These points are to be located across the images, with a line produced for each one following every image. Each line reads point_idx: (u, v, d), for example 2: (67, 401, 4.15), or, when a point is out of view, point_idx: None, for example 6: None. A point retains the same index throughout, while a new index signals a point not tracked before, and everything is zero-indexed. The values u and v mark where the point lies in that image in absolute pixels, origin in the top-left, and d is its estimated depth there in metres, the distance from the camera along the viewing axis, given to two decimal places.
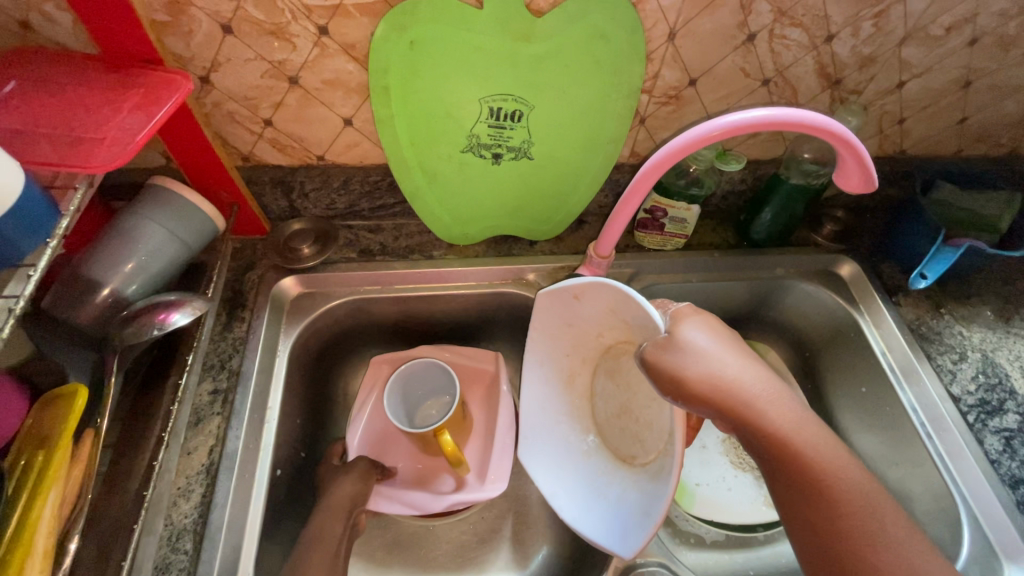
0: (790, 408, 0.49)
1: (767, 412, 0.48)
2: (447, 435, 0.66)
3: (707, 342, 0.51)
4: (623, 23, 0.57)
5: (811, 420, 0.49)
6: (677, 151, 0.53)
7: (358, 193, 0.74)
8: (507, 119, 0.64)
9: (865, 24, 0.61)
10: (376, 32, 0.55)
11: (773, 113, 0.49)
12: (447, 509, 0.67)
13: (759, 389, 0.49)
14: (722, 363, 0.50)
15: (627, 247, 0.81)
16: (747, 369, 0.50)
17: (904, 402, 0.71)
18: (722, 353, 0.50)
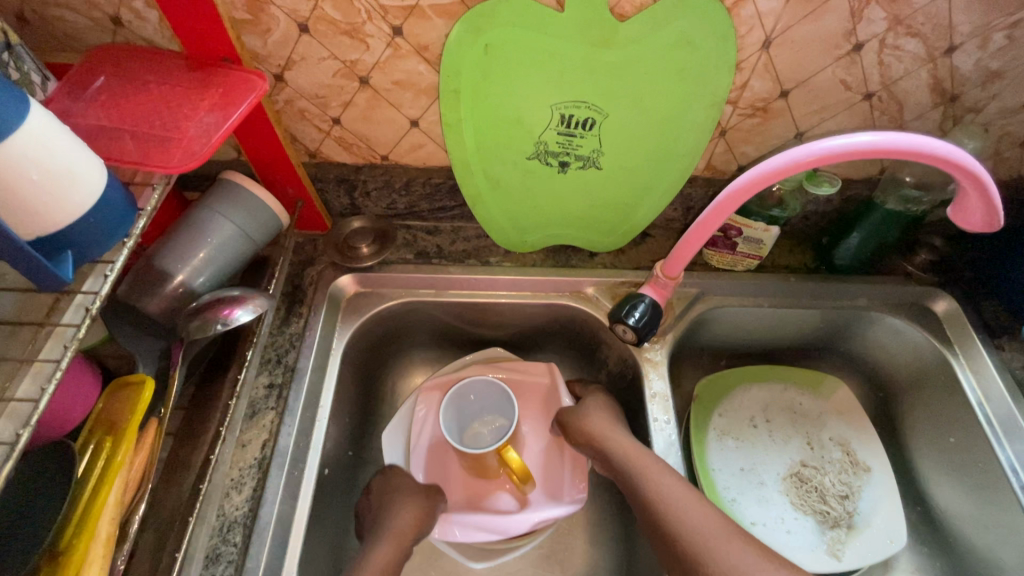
0: (647, 460, 0.58)
1: (625, 460, 0.59)
2: (514, 452, 0.64)
3: (588, 407, 0.67)
4: (714, 30, 0.53)
5: (672, 481, 0.56)
6: (767, 175, 0.48)
7: (419, 194, 0.73)
8: (579, 127, 0.61)
9: (997, 34, 0.53)
10: (451, 34, 0.53)
11: (869, 142, 0.45)
12: (534, 527, 0.64)
13: (606, 430, 0.63)
14: (593, 421, 0.65)
15: (693, 264, 0.76)
16: (613, 429, 0.63)
17: (1002, 462, 0.63)
18: (592, 413, 0.66)
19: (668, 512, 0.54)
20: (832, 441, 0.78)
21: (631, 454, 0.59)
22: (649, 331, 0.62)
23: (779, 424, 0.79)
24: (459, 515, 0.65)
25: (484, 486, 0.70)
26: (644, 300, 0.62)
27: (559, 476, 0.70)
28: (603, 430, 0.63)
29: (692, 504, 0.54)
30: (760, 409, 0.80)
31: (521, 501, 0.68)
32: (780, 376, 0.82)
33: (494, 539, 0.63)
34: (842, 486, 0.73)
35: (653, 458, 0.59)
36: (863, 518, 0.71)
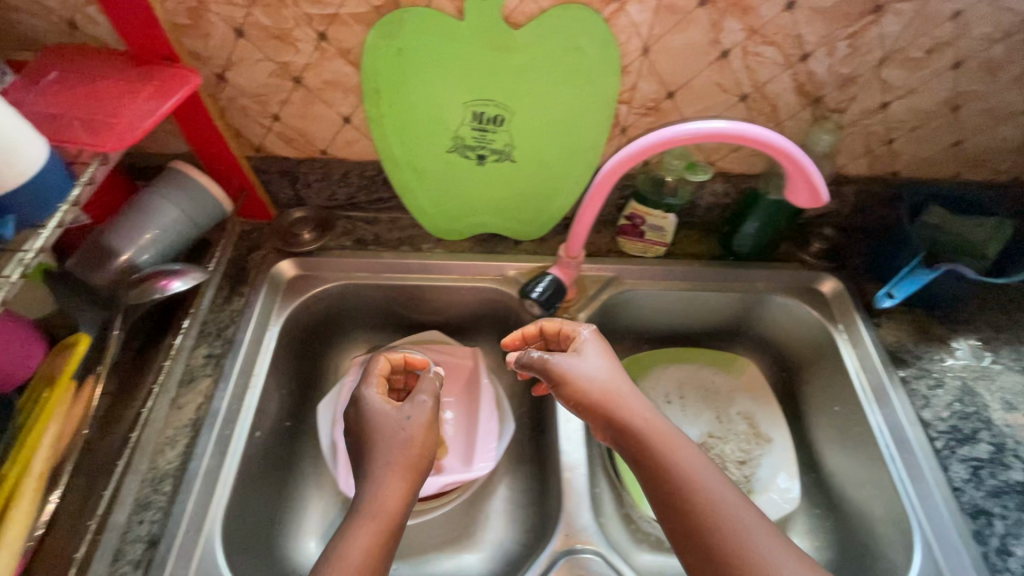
0: (680, 443, 0.51)
1: (654, 438, 0.51)
2: None
3: (590, 359, 0.57)
4: (597, 37, 0.60)
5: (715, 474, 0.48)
6: (631, 157, 0.56)
7: (356, 186, 0.80)
8: (490, 123, 0.69)
9: (841, 43, 0.61)
10: (367, 39, 0.61)
11: (729, 127, 0.52)
12: (441, 489, 0.71)
13: (619, 387, 0.55)
14: (614, 381, 0.55)
15: (609, 251, 0.83)
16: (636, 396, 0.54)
17: (872, 424, 0.70)
18: (604, 368, 0.56)
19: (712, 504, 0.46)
20: (739, 415, 0.84)
21: (666, 430, 0.52)
22: (554, 305, 0.69)
23: (692, 400, 0.86)
24: None
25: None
26: (549, 278, 0.69)
27: (475, 443, 0.77)
28: (620, 393, 0.54)
29: (745, 507, 0.46)
30: (675, 386, 0.87)
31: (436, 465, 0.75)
32: (694, 357, 0.89)
33: None
34: (742, 453, 0.80)
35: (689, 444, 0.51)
36: (761, 483, 0.77)
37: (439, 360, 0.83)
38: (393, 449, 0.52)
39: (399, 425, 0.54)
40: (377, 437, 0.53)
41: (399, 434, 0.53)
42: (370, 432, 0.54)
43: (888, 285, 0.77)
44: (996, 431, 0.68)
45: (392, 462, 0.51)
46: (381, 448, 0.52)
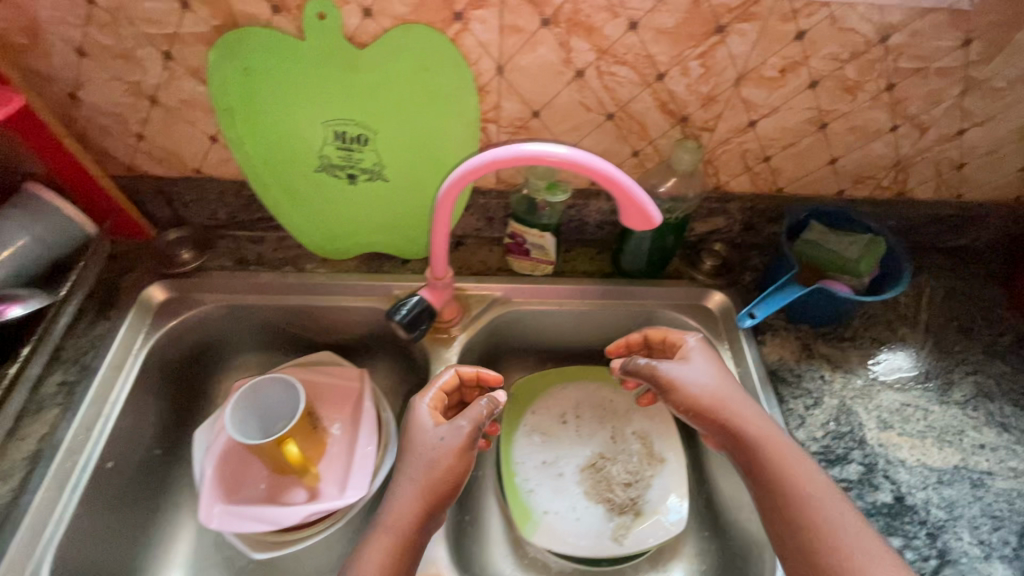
0: (799, 456, 0.57)
1: (759, 444, 0.58)
2: (293, 445, 0.68)
3: (702, 367, 0.64)
4: (446, 57, 0.60)
5: (820, 477, 0.56)
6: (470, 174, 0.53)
7: (235, 205, 0.79)
8: (354, 142, 0.67)
9: (693, 63, 0.61)
10: (209, 58, 0.59)
11: (604, 165, 0.51)
12: (304, 519, 0.69)
13: (717, 389, 0.62)
14: (717, 390, 0.62)
15: (499, 270, 0.82)
16: (740, 401, 0.62)
17: None
18: (718, 382, 0.63)
19: (818, 505, 0.53)
20: (633, 435, 0.83)
21: (760, 434, 0.59)
22: (419, 329, 0.67)
23: (587, 420, 0.85)
24: (238, 507, 0.70)
25: (284, 479, 0.74)
26: (417, 298, 0.68)
27: (351, 468, 0.74)
28: (720, 398, 0.61)
29: (829, 493, 0.55)
30: (571, 406, 0.86)
31: (310, 493, 0.73)
32: (593, 375, 0.88)
33: (265, 529, 0.68)
34: (628, 474, 0.79)
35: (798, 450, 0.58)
36: (651, 505, 0.76)
37: (325, 382, 0.81)
38: (422, 470, 0.58)
39: (432, 446, 0.60)
40: (412, 454, 0.60)
41: (429, 456, 0.59)
42: (409, 452, 0.61)
43: (752, 304, 0.75)
44: (868, 451, 0.67)
45: (413, 481, 0.58)
46: (412, 466, 0.59)
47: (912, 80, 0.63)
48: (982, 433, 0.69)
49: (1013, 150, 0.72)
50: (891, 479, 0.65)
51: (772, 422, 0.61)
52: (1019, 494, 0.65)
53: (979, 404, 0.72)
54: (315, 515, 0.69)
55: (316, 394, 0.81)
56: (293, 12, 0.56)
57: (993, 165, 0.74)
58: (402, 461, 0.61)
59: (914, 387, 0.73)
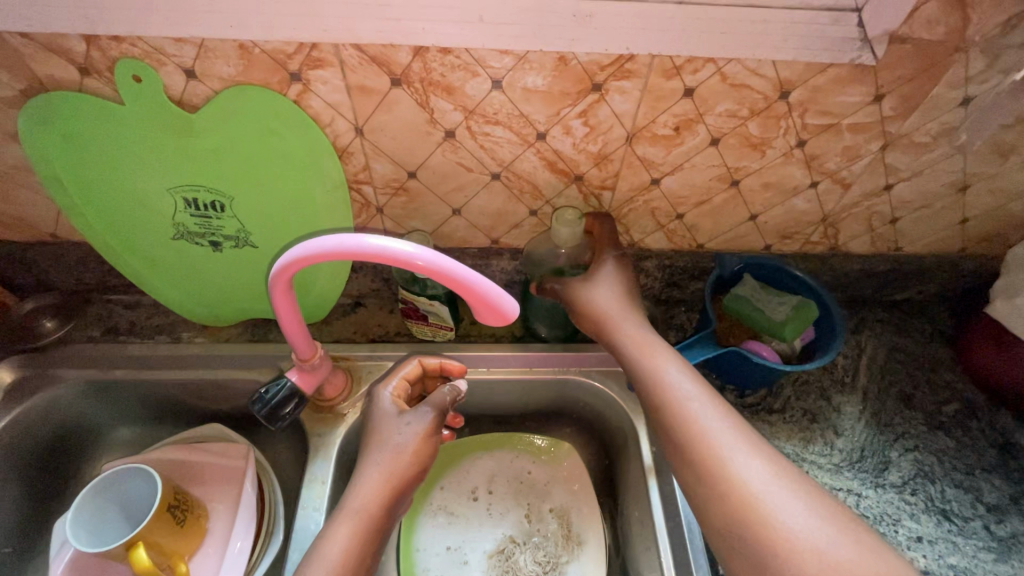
0: (685, 370, 0.55)
1: (642, 356, 0.57)
2: (144, 550, 0.59)
3: (604, 276, 0.62)
4: (292, 120, 0.53)
5: (691, 380, 0.55)
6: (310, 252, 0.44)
7: (101, 270, 0.71)
8: (209, 209, 0.60)
9: (575, 122, 0.54)
10: (21, 125, 0.52)
11: (473, 277, 0.43)
12: None
13: (609, 304, 0.60)
14: (611, 310, 0.60)
15: (399, 335, 0.75)
16: (634, 315, 0.60)
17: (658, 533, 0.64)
18: (611, 298, 0.61)
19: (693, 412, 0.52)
20: (551, 514, 0.75)
21: (645, 349, 0.58)
22: (282, 418, 0.60)
23: (500, 497, 0.77)
24: None
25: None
26: (281, 384, 0.60)
27: (222, 565, 0.66)
28: (606, 309, 0.60)
29: (716, 411, 0.52)
30: (484, 480, 0.78)
31: None
32: (511, 445, 0.80)
33: None
34: (537, 564, 0.71)
35: (674, 356, 0.57)
36: None
37: (207, 463, 0.73)
38: (391, 458, 0.57)
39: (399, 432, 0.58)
40: (381, 443, 0.58)
41: (397, 444, 0.58)
42: (373, 443, 0.58)
43: None
44: None
45: (381, 467, 0.56)
46: (380, 455, 0.57)
47: (824, 136, 0.56)
48: (919, 524, 0.62)
49: (949, 204, 0.65)
50: None
51: (657, 339, 0.59)
52: None
53: (917, 487, 0.64)
54: None
55: (198, 475, 0.73)
56: (105, 74, 0.49)
57: (930, 220, 0.67)
58: (364, 452, 0.58)
59: (846, 468, 0.66)
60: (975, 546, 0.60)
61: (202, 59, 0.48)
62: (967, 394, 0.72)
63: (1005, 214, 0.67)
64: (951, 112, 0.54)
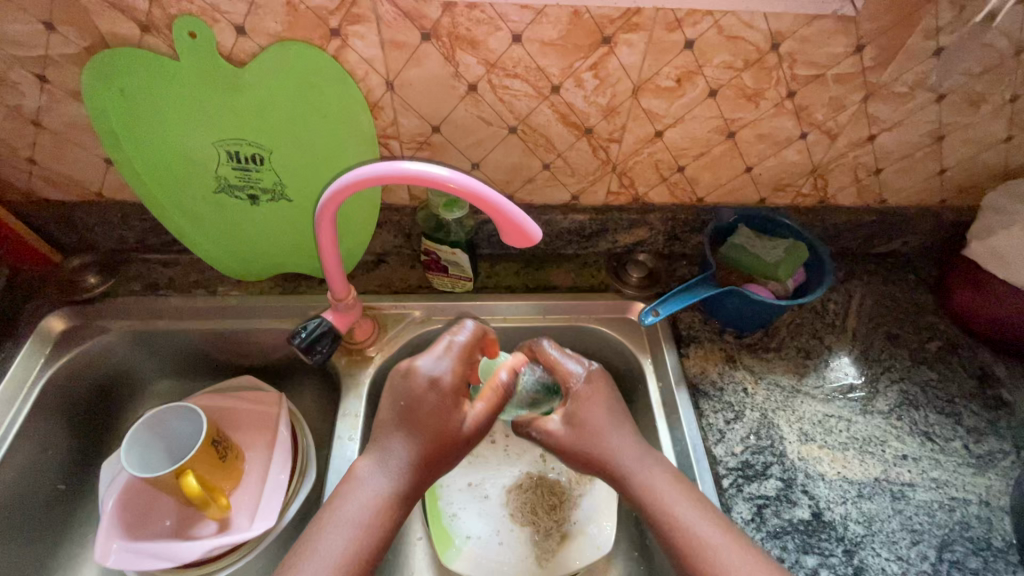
0: (687, 489, 0.59)
1: (650, 489, 0.58)
2: (193, 477, 0.64)
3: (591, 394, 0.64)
4: (329, 74, 0.58)
5: (706, 516, 0.56)
6: (349, 186, 0.50)
7: (142, 228, 0.76)
8: (249, 162, 0.65)
9: (586, 75, 0.60)
10: (83, 81, 0.57)
11: (498, 198, 0.49)
12: (206, 555, 0.66)
13: (608, 432, 0.62)
14: (613, 442, 0.61)
15: (419, 287, 0.80)
16: (633, 443, 0.62)
17: (664, 449, 0.68)
18: (608, 425, 0.62)
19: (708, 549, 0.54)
20: None
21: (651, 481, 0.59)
22: (319, 351, 0.64)
23: (517, 440, 0.82)
24: (142, 543, 0.67)
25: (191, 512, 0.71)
26: (318, 321, 0.65)
27: (262, 498, 0.71)
28: (604, 438, 0.61)
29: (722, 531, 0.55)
30: (501, 426, 0.83)
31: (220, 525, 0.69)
32: None
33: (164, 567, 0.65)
34: (553, 496, 0.76)
35: (681, 485, 0.59)
36: (576, 527, 0.74)
37: (242, 409, 0.78)
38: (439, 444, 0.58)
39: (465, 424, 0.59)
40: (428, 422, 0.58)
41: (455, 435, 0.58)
42: (416, 422, 0.58)
43: (656, 301, 0.72)
44: (788, 466, 0.65)
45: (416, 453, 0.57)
46: (431, 437, 0.58)
47: (811, 86, 0.62)
48: (903, 444, 0.68)
49: (927, 154, 0.71)
50: (810, 494, 0.63)
51: (656, 460, 0.61)
52: (939, 505, 0.63)
53: (902, 413, 0.70)
54: (219, 549, 0.66)
55: (234, 421, 0.77)
56: (164, 31, 0.54)
57: (910, 170, 0.73)
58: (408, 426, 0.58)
59: (838, 398, 0.72)
60: (955, 462, 0.66)
61: (253, 15, 0.53)
62: (948, 333, 0.78)
63: (979, 164, 0.73)
64: (925, 63, 0.60)
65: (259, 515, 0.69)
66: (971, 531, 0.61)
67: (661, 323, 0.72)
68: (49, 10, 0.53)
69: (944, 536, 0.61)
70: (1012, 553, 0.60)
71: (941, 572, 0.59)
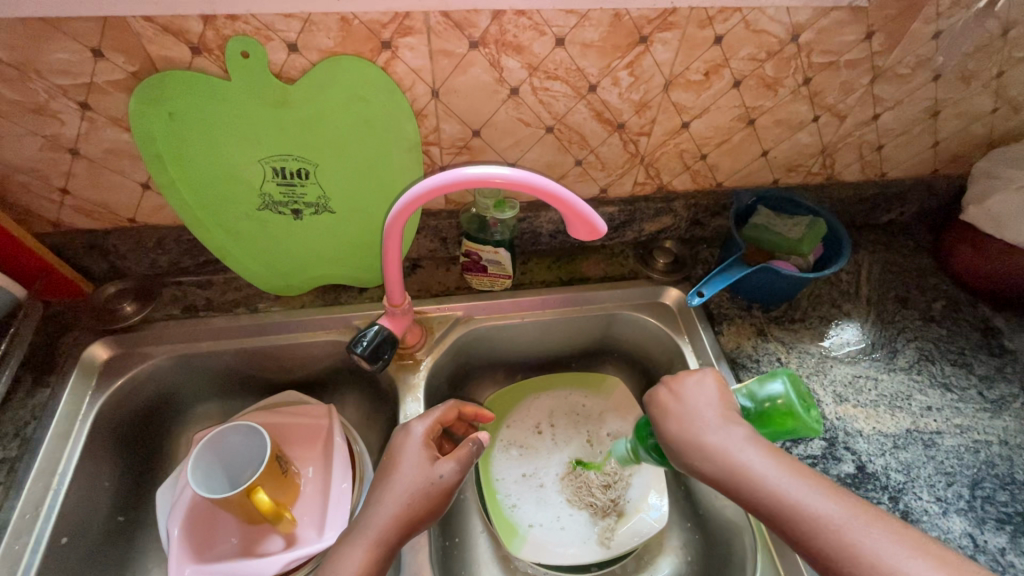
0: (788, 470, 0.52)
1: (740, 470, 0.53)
2: (264, 493, 0.64)
3: (699, 402, 0.59)
4: (376, 84, 0.59)
5: (807, 488, 0.50)
6: (422, 194, 0.52)
7: (177, 251, 0.76)
8: (295, 177, 0.66)
9: (622, 73, 0.63)
10: (131, 106, 0.57)
11: (548, 183, 0.50)
12: (282, 568, 0.66)
13: (690, 425, 0.58)
14: (742, 458, 0.54)
15: (458, 288, 0.82)
16: (770, 455, 0.54)
17: None
18: (728, 437, 0.56)
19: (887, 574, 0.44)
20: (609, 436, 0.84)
21: (797, 495, 0.50)
22: (382, 359, 0.66)
23: (562, 427, 0.85)
24: (215, 564, 0.67)
25: (256, 529, 0.71)
26: (376, 329, 0.66)
27: (327, 508, 0.72)
28: (689, 431, 0.58)
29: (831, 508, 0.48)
30: (545, 416, 0.85)
31: (288, 539, 0.70)
32: (566, 382, 0.88)
33: None
34: (606, 477, 0.79)
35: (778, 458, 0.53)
36: (632, 504, 0.77)
37: (291, 424, 0.78)
38: (410, 493, 0.58)
39: (434, 475, 0.59)
40: (399, 475, 0.59)
41: (422, 487, 0.58)
42: (394, 471, 0.60)
43: (699, 283, 0.76)
44: (828, 426, 0.70)
45: (408, 495, 0.58)
46: (416, 487, 0.58)
47: (826, 72, 0.67)
48: (927, 396, 0.74)
49: (924, 129, 0.77)
50: (852, 450, 0.68)
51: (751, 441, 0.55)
52: (966, 448, 0.69)
53: (921, 367, 0.76)
54: (294, 562, 0.67)
55: (285, 435, 0.77)
56: (215, 52, 0.55)
57: (909, 144, 0.79)
58: (382, 482, 0.60)
59: (862, 359, 0.77)
60: (974, 408, 0.73)
61: (306, 32, 0.54)
62: (950, 292, 0.85)
63: (968, 135, 0.79)
64: (925, 46, 0.66)
65: (328, 525, 0.70)
66: (996, 469, 0.67)
67: (704, 303, 0.76)
68: (99, 37, 0.52)
69: (974, 475, 0.67)
70: None
71: (977, 508, 0.64)
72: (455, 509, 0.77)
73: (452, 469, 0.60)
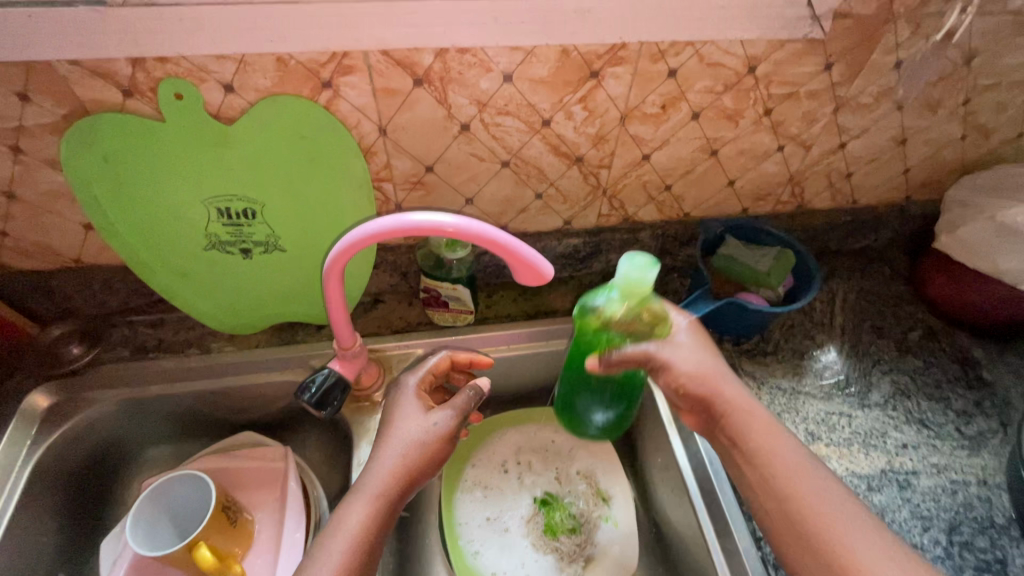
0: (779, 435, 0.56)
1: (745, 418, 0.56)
2: (207, 549, 0.61)
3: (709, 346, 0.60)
4: (319, 123, 0.57)
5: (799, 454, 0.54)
6: (398, 229, 0.49)
7: (126, 291, 0.73)
8: (241, 217, 0.64)
9: (575, 107, 0.61)
10: (63, 149, 0.55)
11: (490, 233, 0.48)
12: None
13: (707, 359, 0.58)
14: (749, 409, 0.57)
15: (419, 324, 0.80)
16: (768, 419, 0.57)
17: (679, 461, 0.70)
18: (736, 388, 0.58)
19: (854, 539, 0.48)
20: (579, 475, 0.80)
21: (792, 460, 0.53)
22: (331, 405, 0.63)
23: (529, 466, 0.81)
24: None
25: None
26: (324, 374, 0.64)
27: (277, 560, 0.68)
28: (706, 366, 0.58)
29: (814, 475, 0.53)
30: (512, 455, 0.82)
31: None
32: (535, 418, 0.84)
33: None
34: (573, 519, 0.76)
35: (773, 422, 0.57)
36: (600, 548, 0.74)
37: (243, 468, 0.74)
38: (406, 447, 0.56)
39: (430, 424, 0.57)
40: (395, 428, 0.57)
41: (419, 437, 0.56)
42: (388, 428, 0.58)
43: None
44: None
45: (408, 450, 0.55)
46: (412, 442, 0.56)
47: (786, 103, 0.65)
48: (903, 433, 0.71)
49: (893, 156, 0.75)
50: None
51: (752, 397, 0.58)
52: (942, 490, 0.66)
53: (897, 403, 0.74)
54: None
55: (236, 481, 0.74)
56: (147, 94, 0.53)
57: (879, 171, 0.78)
58: (378, 440, 0.57)
59: (837, 394, 0.75)
60: (952, 446, 0.70)
61: (241, 73, 0.53)
62: (927, 321, 0.83)
63: (939, 161, 0.78)
64: (886, 75, 0.64)
65: None
66: (975, 512, 0.65)
67: None
68: (25, 81, 0.51)
69: (951, 519, 0.64)
70: (1013, 528, 0.63)
71: (954, 555, 0.61)
72: (416, 553, 0.75)
73: (449, 413, 0.58)
